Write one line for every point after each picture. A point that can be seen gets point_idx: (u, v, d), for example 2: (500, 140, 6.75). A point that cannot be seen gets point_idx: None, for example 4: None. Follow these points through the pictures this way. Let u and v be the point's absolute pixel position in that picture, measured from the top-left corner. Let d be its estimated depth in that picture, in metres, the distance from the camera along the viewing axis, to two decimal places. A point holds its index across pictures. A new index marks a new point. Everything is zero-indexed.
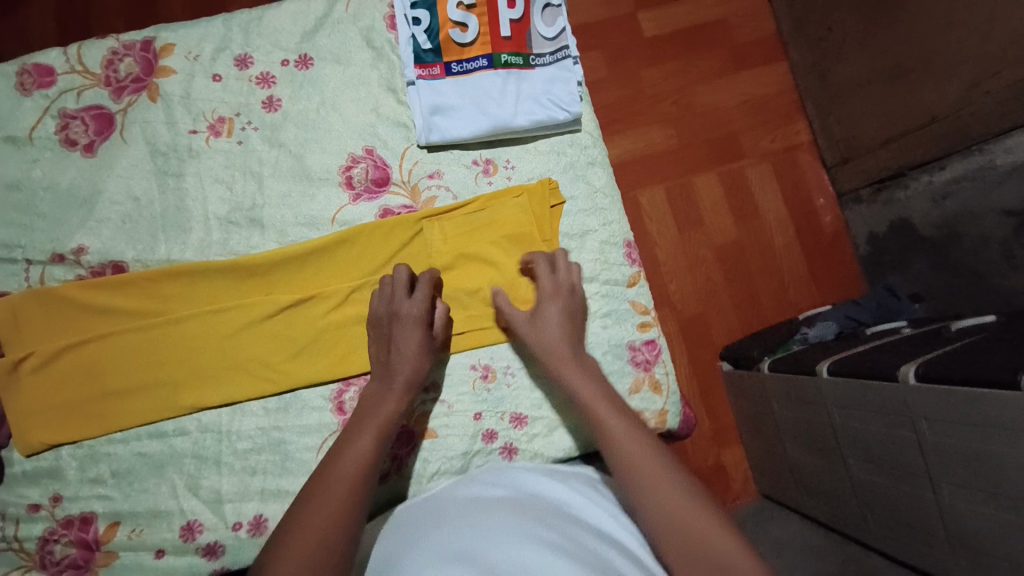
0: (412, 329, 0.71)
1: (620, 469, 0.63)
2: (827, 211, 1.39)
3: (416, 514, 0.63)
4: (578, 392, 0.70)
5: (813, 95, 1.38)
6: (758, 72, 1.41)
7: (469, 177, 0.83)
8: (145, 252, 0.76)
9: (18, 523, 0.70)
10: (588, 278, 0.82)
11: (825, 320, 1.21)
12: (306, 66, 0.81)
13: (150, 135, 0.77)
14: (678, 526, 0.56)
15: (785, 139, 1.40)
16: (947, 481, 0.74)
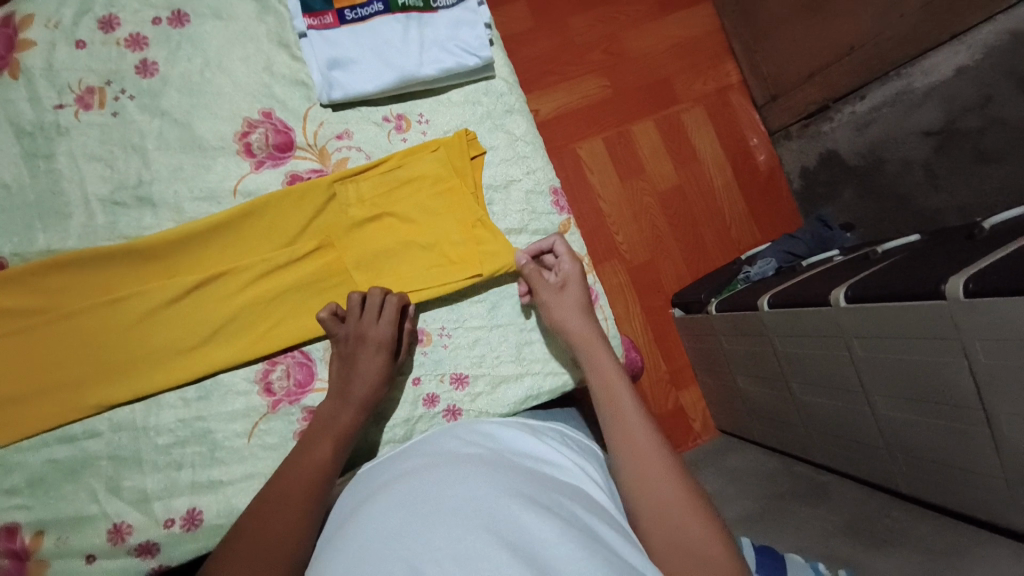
0: (375, 352, 0.68)
1: (633, 484, 0.58)
2: (762, 149, 1.39)
3: (380, 482, 0.58)
4: (609, 391, 0.66)
5: (739, 34, 1.35)
6: (685, 14, 1.38)
7: (382, 134, 0.78)
8: (24, 244, 0.68)
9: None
10: (516, 230, 0.79)
11: (765, 256, 1.21)
12: (181, 24, 0.73)
13: (11, 113, 0.69)
14: (651, 487, 0.57)
15: (717, 80, 1.38)
16: (880, 393, 0.76)
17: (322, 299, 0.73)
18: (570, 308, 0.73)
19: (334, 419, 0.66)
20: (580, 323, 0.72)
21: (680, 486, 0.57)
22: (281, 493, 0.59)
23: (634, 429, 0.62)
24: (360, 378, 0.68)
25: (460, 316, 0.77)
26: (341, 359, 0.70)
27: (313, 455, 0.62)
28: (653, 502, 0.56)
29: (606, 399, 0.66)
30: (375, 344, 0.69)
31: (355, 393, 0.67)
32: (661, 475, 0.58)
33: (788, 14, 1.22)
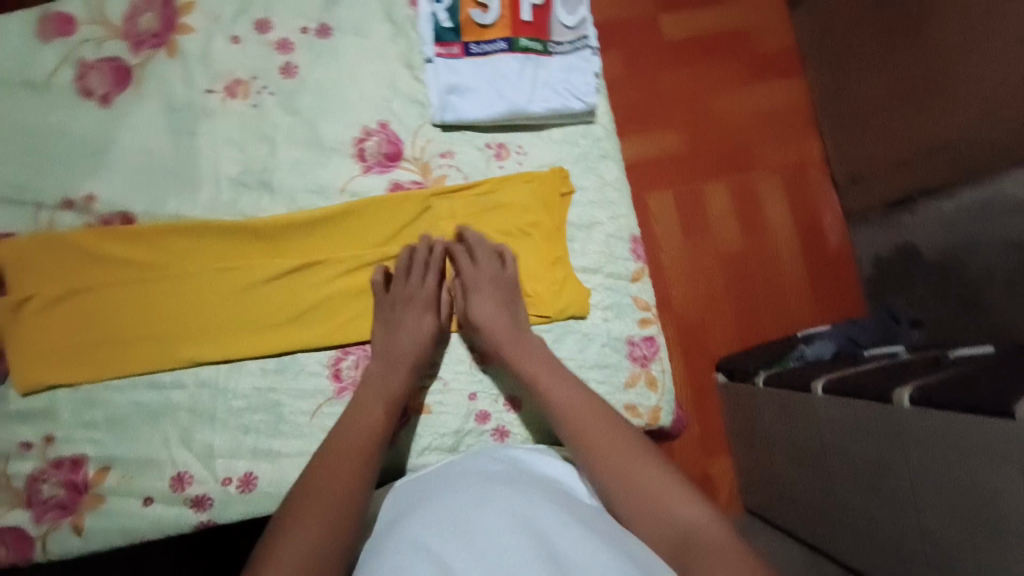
0: (423, 309, 0.75)
1: (595, 472, 0.64)
2: (834, 228, 1.37)
3: (410, 493, 0.63)
4: (546, 390, 0.71)
5: (829, 114, 1.36)
6: (776, 85, 1.40)
7: (481, 159, 0.83)
8: (155, 205, 0.76)
9: (8, 460, 0.72)
10: (590, 270, 0.82)
11: (823, 338, 1.20)
12: (325, 35, 0.82)
13: (167, 91, 0.77)
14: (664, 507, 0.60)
15: (799, 153, 1.39)
16: (929, 503, 0.73)
17: None
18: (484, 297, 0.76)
19: (387, 380, 0.71)
20: (507, 329, 0.74)
21: (652, 454, 0.64)
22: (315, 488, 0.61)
23: (582, 424, 0.67)
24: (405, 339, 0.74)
25: None
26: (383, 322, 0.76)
27: (345, 446, 0.65)
28: (620, 484, 0.62)
29: (594, 426, 0.67)
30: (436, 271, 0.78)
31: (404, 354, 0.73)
32: (677, 496, 0.60)
33: (881, 103, 1.20)
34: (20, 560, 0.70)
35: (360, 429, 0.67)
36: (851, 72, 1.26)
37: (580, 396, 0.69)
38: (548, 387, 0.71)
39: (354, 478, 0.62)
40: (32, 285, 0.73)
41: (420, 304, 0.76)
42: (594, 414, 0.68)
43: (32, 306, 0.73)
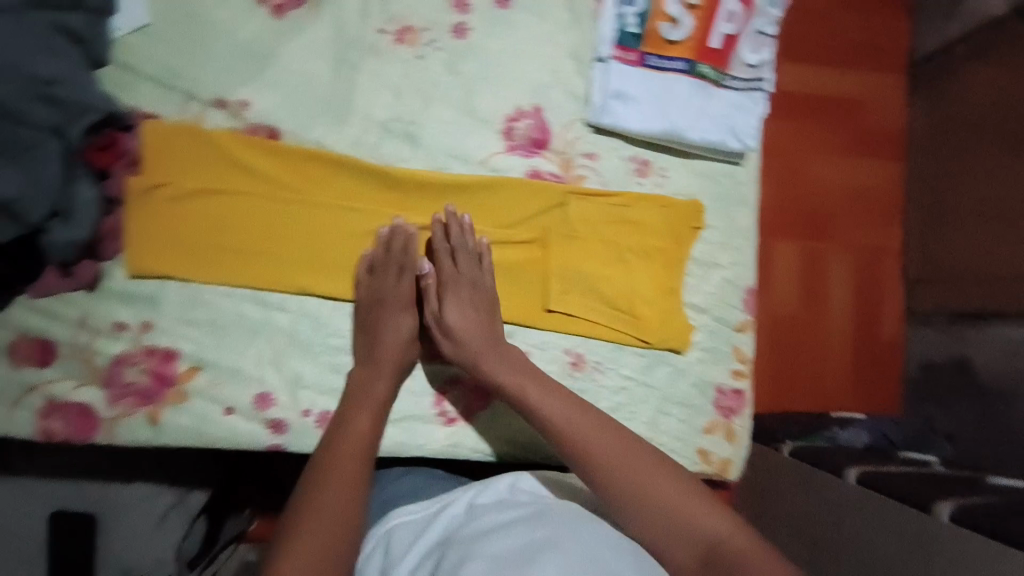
0: (399, 308, 0.76)
1: (601, 491, 0.63)
2: (891, 319, 1.33)
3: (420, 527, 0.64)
4: (535, 409, 0.69)
5: (920, 207, 1.30)
6: (874, 162, 1.34)
7: (623, 170, 0.81)
8: (302, 128, 0.76)
9: (95, 335, 0.72)
10: (699, 308, 0.81)
11: (858, 426, 1.12)
12: (504, 6, 0.80)
13: (342, 19, 0.76)
14: (685, 524, 0.59)
15: (878, 238, 1.34)
16: None
17: (513, 286, 0.79)
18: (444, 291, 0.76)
19: (370, 386, 0.72)
20: (480, 340, 0.74)
21: (658, 469, 0.63)
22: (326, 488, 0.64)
23: (576, 444, 0.65)
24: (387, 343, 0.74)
25: (618, 360, 0.80)
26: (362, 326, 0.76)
27: (346, 444, 0.68)
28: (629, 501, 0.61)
29: (592, 455, 0.64)
30: (469, 258, 0.76)
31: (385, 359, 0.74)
32: (696, 514, 0.60)
33: (978, 215, 1.14)
34: (83, 434, 0.71)
35: (355, 437, 0.69)
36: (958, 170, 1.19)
37: (575, 423, 0.67)
38: (538, 403, 0.69)
39: (352, 489, 0.65)
40: (161, 172, 0.72)
41: (462, 294, 0.76)
42: (594, 429, 0.66)
43: (144, 193, 0.71)
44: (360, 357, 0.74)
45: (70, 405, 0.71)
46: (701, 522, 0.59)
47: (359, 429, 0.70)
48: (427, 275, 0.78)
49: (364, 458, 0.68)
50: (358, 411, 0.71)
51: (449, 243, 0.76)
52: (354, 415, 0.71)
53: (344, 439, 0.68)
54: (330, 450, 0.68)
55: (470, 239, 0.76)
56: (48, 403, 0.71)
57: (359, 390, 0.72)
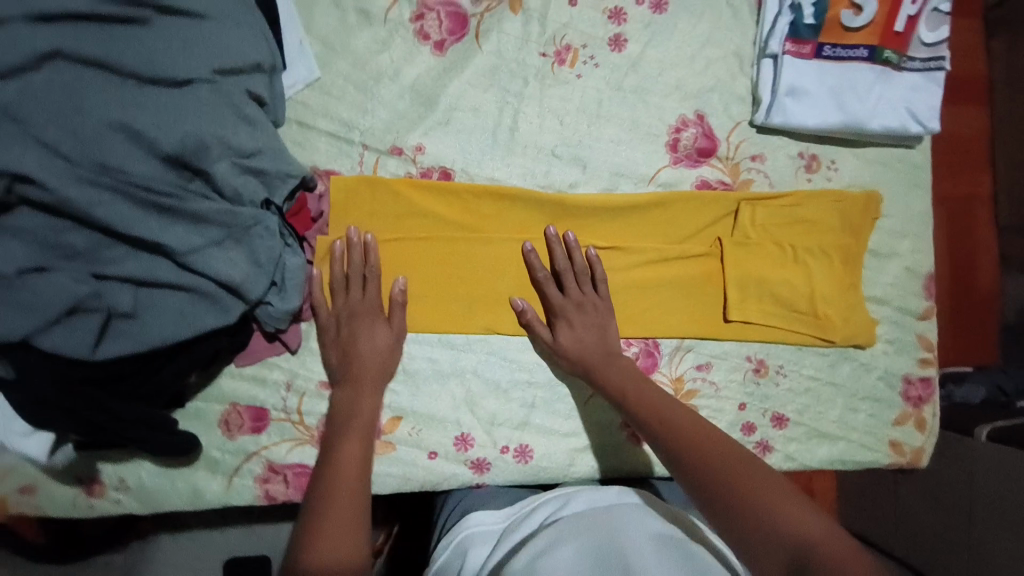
0: (371, 321, 0.70)
1: (702, 492, 0.57)
2: (986, 273, 1.18)
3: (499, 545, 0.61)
4: (632, 410, 0.67)
5: (1006, 150, 1.16)
6: (954, 110, 1.16)
7: (791, 168, 0.80)
8: (473, 164, 0.75)
9: (303, 396, 0.73)
10: (880, 300, 0.80)
11: (973, 381, 1.08)
12: (659, 11, 0.78)
13: (503, 48, 0.75)
14: (753, 522, 0.52)
15: (971, 187, 1.16)
16: None
17: (692, 300, 0.78)
18: (569, 322, 0.73)
19: (353, 409, 0.68)
20: (594, 353, 0.71)
21: (752, 472, 0.57)
22: (327, 498, 0.61)
23: (682, 446, 0.61)
24: (362, 359, 0.69)
25: (801, 360, 0.79)
26: (336, 341, 0.70)
27: (346, 465, 0.63)
28: (733, 504, 0.54)
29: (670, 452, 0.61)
30: (584, 278, 0.74)
31: (360, 376, 0.69)
32: (773, 510, 0.53)
33: None
34: (301, 495, 0.72)
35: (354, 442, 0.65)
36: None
37: (654, 421, 0.64)
38: (653, 414, 0.65)
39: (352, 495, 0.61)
40: (345, 228, 0.72)
41: (594, 316, 0.73)
42: (689, 428, 0.62)
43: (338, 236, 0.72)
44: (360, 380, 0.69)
45: (287, 467, 0.72)
46: (781, 517, 0.52)
47: (351, 454, 0.64)
48: (526, 308, 0.74)
49: (360, 476, 0.63)
50: (347, 438, 0.65)
51: (575, 269, 0.74)
52: (349, 419, 0.67)
53: (346, 450, 0.64)
54: (336, 462, 0.64)
55: (597, 268, 0.74)
56: (267, 467, 0.72)
57: (342, 411, 0.68)
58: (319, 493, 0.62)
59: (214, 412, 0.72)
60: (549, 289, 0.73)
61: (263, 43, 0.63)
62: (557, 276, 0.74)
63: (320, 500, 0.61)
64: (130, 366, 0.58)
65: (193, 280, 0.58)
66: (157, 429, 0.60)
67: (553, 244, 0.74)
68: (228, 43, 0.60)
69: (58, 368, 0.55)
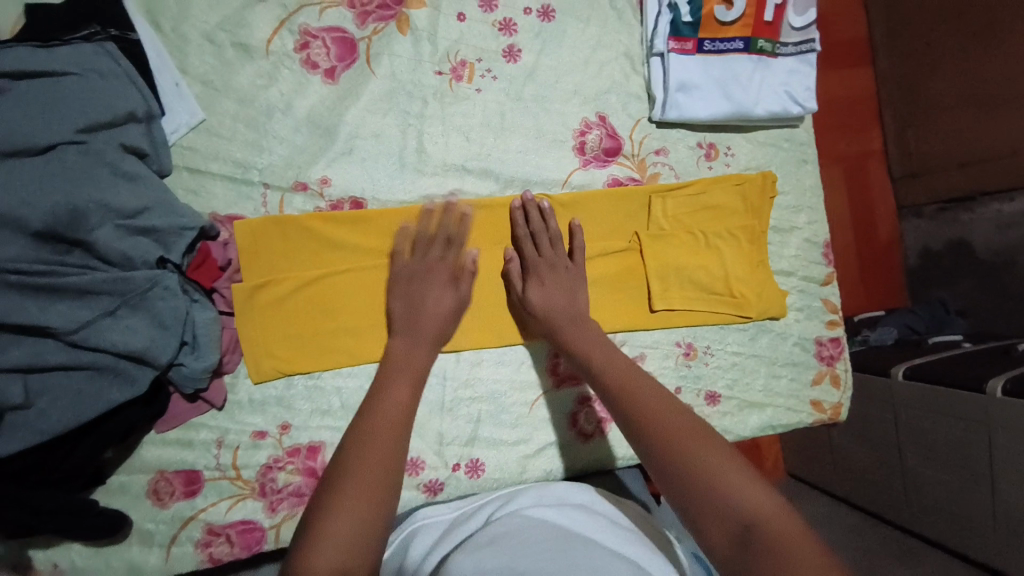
0: (444, 283, 0.72)
1: (666, 467, 0.56)
2: (884, 221, 1.33)
3: (439, 541, 0.63)
4: (604, 378, 0.66)
5: (894, 106, 1.31)
6: (842, 74, 1.34)
7: (692, 159, 0.83)
8: (384, 189, 0.74)
9: (237, 450, 0.70)
10: (786, 273, 0.85)
11: (885, 324, 1.20)
12: (547, 18, 0.80)
13: (398, 69, 0.75)
14: (711, 497, 0.52)
15: (860, 144, 1.34)
16: (1006, 479, 0.81)
17: (617, 295, 0.81)
18: (545, 274, 0.74)
19: (410, 356, 0.68)
20: (564, 313, 0.73)
21: (711, 445, 0.56)
22: (347, 483, 0.54)
23: (648, 416, 0.60)
24: (427, 308, 0.70)
25: (724, 338, 0.84)
26: (404, 300, 0.71)
27: (370, 453, 0.58)
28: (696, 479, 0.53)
29: (639, 424, 0.60)
30: (551, 241, 0.76)
31: (424, 323, 0.70)
32: (731, 484, 0.52)
33: (947, 104, 1.20)
34: (247, 551, 0.70)
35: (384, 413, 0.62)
36: (924, 71, 1.23)
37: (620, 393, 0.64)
38: (619, 381, 0.65)
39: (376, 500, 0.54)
40: (259, 271, 0.70)
41: (565, 279, 0.75)
42: (658, 403, 0.61)
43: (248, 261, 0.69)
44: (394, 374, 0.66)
45: (230, 526, 0.69)
46: (732, 489, 0.51)
47: (385, 415, 0.62)
48: (511, 259, 0.76)
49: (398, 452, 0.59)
50: (391, 384, 0.65)
51: (552, 233, 0.76)
52: (382, 410, 0.62)
53: (376, 441, 0.59)
54: (364, 442, 0.59)
55: (551, 224, 0.76)
56: (207, 530, 0.69)
57: (397, 359, 0.68)
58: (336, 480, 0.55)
59: (141, 483, 0.68)
60: (526, 245, 0.76)
61: (132, 91, 0.62)
62: (530, 236, 0.76)
63: (335, 492, 0.54)
64: (36, 457, 0.56)
65: (90, 356, 0.55)
66: (81, 513, 0.59)
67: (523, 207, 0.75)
68: (91, 97, 0.59)
69: None
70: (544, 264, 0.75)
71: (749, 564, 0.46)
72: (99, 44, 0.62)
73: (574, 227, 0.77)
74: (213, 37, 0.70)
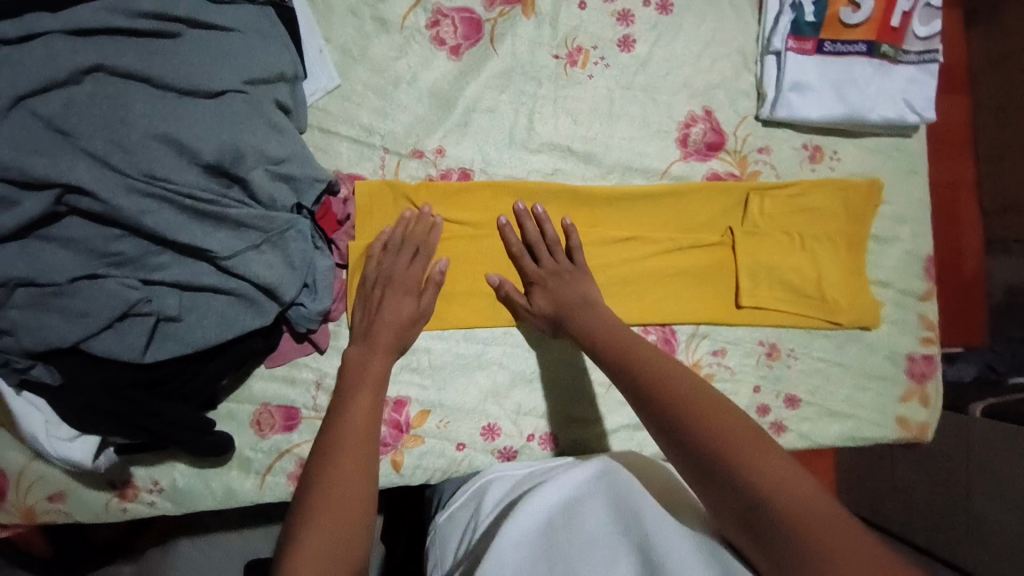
0: (404, 292, 0.71)
1: (679, 454, 0.54)
2: None
3: (516, 491, 0.66)
4: (606, 358, 0.65)
5: None
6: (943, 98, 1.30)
7: (795, 160, 0.83)
8: (493, 164, 0.78)
9: (334, 394, 0.75)
10: (882, 284, 0.83)
11: (966, 362, 1.18)
12: (665, 11, 0.81)
13: (518, 51, 0.78)
14: (722, 476, 0.50)
15: None
16: None
17: (706, 287, 0.81)
18: (543, 286, 0.73)
19: (365, 364, 0.67)
20: (575, 298, 0.71)
21: (722, 416, 0.53)
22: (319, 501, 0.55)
23: (656, 393, 0.58)
24: (383, 319, 0.69)
25: (810, 344, 0.83)
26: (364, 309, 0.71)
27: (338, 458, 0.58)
28: (712, 467, 0.51)
29: (645, 402, 0.58)
30: (554, 248, 0.75)
31: (385, 334, 0.69)
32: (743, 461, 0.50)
33: None
34: None
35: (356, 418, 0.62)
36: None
37: (622, 370, 0.62)
38: (620, 362, 0.63)
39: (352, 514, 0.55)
40: (370, 227, 0.74)
41: (568, 281, 0.73)
42: (661, 375, 0.59)
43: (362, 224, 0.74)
44: (362, 386, 0.65)
45: None
46: (751, 467, 0.49)
47: (356, 412, 0.62)
48: (502, 281, 0.76)
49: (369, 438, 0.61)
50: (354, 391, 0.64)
51: (547, 240, 0.76)
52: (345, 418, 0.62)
53: (342, 458, 0.58)
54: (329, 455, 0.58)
55: (574, 235, 0.75)
56: (299, 465, 0.74)
57: (353, 368, 0.67)
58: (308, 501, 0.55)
59: (247, 412, 0.74)
60: (523, 260, 0.75)
61: (284, 51, 0.67)
62: (530, 248, 0.76)
63: (311, 509, 0.54)
64: (173, 368, 0.60)
65: (233, 282, 0.60)
66: (199, 428, 0.61)
67: (520, 215, 0.76)
68: (256, 54, 0.64)
69: (111, 372, 0.57)
70: (540, 276, 0.74)
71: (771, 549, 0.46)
72: (262, 8, 0.68)
73: (568, 228, 0.75)
74: (354, 8, 0.75)
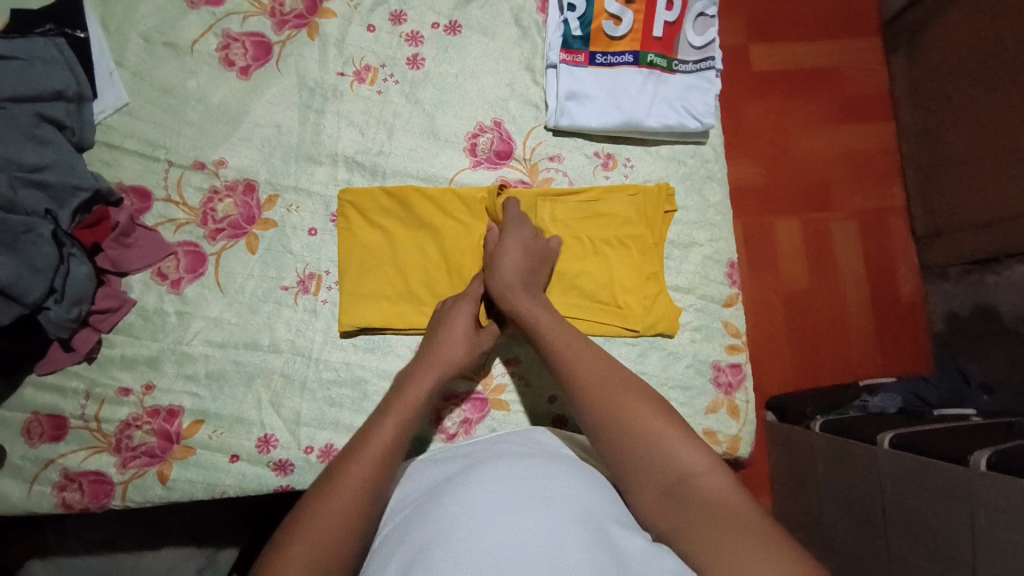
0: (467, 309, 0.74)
1: (606, 446, 0.59)
2: (909, 282, 1.28)
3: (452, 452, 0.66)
4: (543, 333, 0.68)
5: (918, 163, 1.28)
6: (863, 127, 1.33)
7: (588, 167, 0.83)
8: (278, 176, 0.79)
9: (102, 404, 0.74)
10: (683, 289, 0.82)
11: (888, 390, 1.08)
12: (453, 32, 0.84)
13: (302, 69, 0.82)
14: (650, 456, 0.57)
15: (880, 200, 1.31)
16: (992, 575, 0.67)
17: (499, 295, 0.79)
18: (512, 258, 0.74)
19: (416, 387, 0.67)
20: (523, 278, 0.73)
21: (649, 407, 0.60)
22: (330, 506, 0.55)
23: (586, 378, 0.63)
24: (449, 338, 0.72)
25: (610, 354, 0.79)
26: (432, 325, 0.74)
27: (357, 472, 0.58)
28: (634, 449, 0.57)
29: (579, 383, 0.63)
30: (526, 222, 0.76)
31: (444, 351, 0.71)
32: (674, 450, 0.56)
33: (960, 161, 1.17)
34: (94, 502, 0.72)
35: (389, 431, 0.63)
36: (940, 126, 1.21)
37: (557, 354, 0.66)
38: (557, 346, 0.66)
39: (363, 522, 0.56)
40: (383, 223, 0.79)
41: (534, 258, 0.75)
42: (596, 362, 0.64)
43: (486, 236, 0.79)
44: (389, 409, 0.65)
45: (83, 474, 0.72)
46: (674, 452, 0.56)
47: (390, 429, 0.63)
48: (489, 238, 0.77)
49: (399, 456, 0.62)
50: (388, 414, 0.64)
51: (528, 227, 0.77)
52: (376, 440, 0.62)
53: (365, 464, 0.59)
54: (345, 466, 0.59)
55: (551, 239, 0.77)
56: (63, 474, 0.72)
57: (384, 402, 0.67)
58: (320, 494, 0.57)
59: (11, 423, 0.73)
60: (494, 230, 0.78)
61: (66, 74, 0.75)
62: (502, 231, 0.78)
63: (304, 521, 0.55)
64: None
65: None
66: None
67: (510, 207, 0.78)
68: (29, 76, 0.72)
69: None
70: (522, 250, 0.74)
71: (682, 519, 0.53)
72: (51, 38, 0.76)
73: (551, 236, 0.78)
74: (147, 36, 0.81)
